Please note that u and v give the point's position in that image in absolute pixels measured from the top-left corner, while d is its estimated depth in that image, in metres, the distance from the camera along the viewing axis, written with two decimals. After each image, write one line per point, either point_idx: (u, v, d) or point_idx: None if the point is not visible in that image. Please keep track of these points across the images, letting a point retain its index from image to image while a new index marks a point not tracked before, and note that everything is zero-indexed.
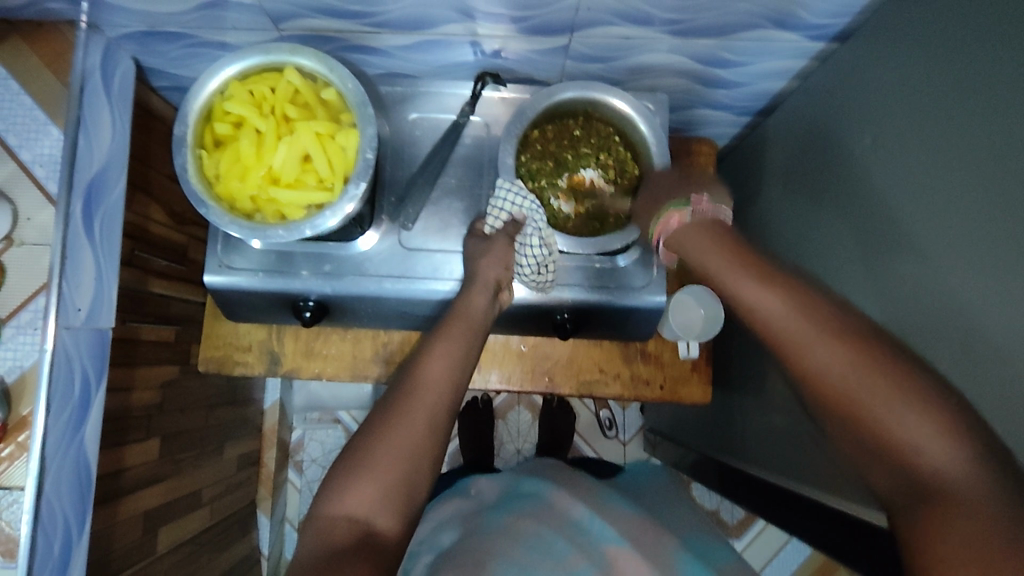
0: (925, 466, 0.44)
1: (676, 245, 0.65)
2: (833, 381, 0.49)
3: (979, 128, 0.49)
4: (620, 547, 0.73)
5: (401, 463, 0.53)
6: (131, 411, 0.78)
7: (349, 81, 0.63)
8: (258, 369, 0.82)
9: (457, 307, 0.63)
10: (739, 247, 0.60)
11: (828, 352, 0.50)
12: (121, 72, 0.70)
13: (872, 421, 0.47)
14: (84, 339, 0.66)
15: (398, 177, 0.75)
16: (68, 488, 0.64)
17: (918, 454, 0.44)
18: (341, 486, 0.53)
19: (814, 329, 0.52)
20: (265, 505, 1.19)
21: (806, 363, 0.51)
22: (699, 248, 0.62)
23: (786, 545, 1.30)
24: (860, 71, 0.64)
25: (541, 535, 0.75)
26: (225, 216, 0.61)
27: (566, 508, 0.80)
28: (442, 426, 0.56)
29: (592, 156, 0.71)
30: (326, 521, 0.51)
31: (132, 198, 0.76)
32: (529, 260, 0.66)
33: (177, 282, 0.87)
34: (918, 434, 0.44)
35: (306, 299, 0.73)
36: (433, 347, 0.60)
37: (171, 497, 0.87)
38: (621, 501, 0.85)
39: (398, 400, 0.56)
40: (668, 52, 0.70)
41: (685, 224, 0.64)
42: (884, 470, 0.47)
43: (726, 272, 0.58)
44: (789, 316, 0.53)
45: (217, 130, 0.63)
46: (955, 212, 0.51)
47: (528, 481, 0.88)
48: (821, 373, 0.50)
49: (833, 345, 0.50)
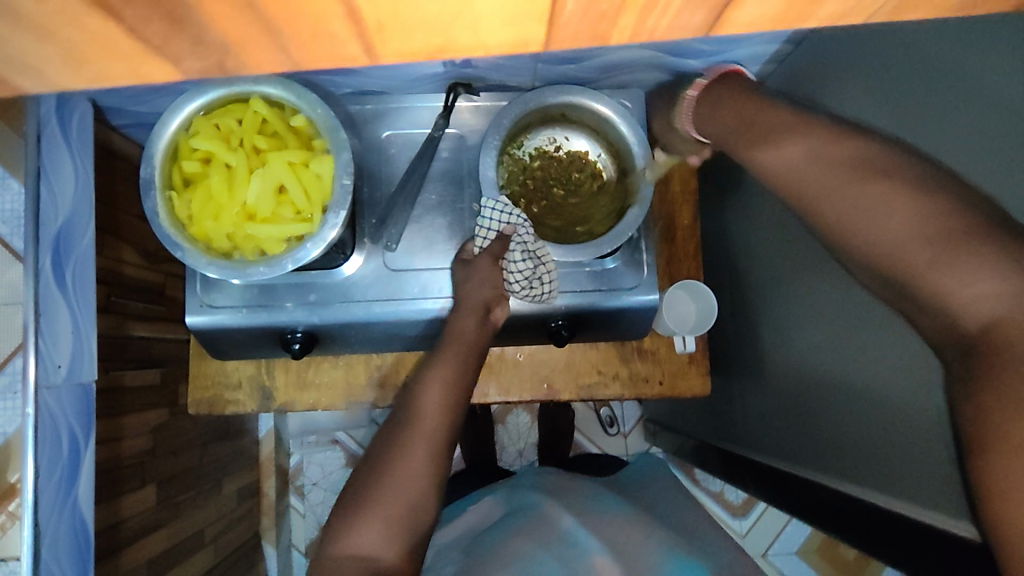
0: (969, 316, 0.40)
1: (705, 115, 0.65)
2: (854, 225, 0.47)
3: (962, 106, 0.48)
4: (603, 557, 0.72)
5: (400, 501, 0.55)
6: (123, 460, 0.76)
7: (319, 106, 0.61)
8: (251, 407, 0.80)
9: (447, 331, 0.65)
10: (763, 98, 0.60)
11: (854, 193, 0.46)
12: (79, 117, 0.66)
13: (895, 250, 0.44)
14: (68, 397, 0.63)
15: (377, 198, 0.73)
16: (67, 551, 0.63)
17: (956, 297, 0.41)
18: (345, 525, 0.54)
19: (846, 172, 0.47)
20: (269, 535, 1.17)
21: (834, 209, 0.48)
22: (719, 115, 0.63)
23: (786, 527, 1.31)
24: (835, 52, 0.63)
25: (534, 552, 0.73)
26: (203, 256, 0.59)
27: (554, 519, 0.79)
28: (442, 453, 0.58)
29: (571, 164, 0.72)
30: (336, 562, 0.53)
31: (103, 242, 0.73)
32: (518, 277, 0.65)
33: (158, 322, 0.85)
34: (960, 279, 0.40)
35: (294, 331, 0.72)
36: (427, 374, 0.62)
37: (173, 543, 0.85)
38: (613, 501, 0.83)
39: (400, 434, 0.58)
40: (640, 48, 0.68)
41: (703, 99, 0.66)
42: (926, 323, 0.44)
43: (759, 143, 0.55)
44: (820, 166, 0.49)
45: (186, 168, 0.60)
46: None
47: (517, 493, 0.87)
48: (837, 219, 0.48)
49: (845, 182, 0.47)
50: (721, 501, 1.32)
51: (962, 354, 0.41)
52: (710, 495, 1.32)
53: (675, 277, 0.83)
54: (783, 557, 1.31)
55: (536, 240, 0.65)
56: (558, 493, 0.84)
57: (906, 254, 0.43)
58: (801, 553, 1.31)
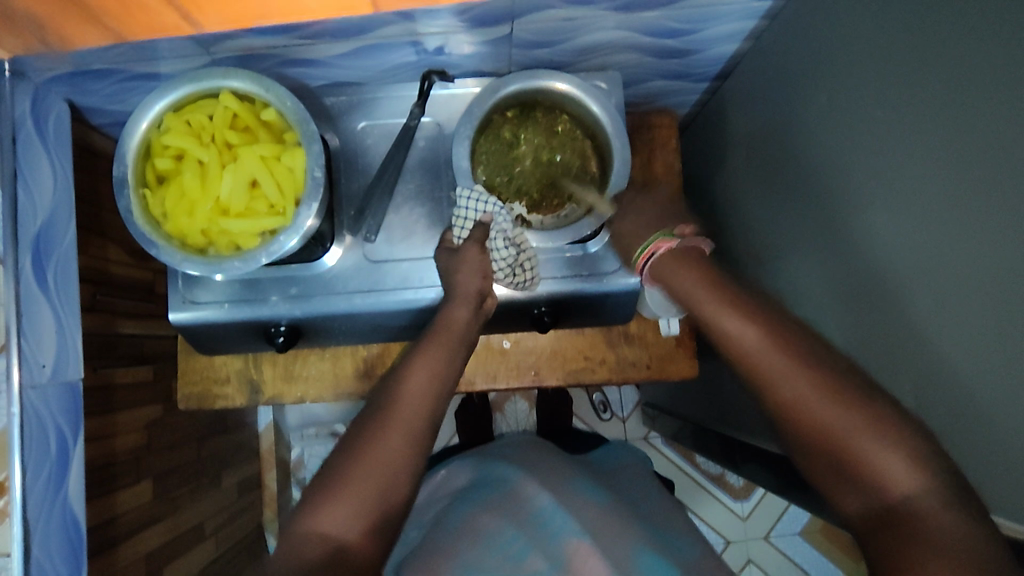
0: (898, 493, 0.47)
1: (664, 271, 0.62)
2: (802, 409, 0.51)
3: (935, 79, 0.47)
4: (579, 540, 0.71)
5: (373, 479, 0.54)
6: (117, 456, 0.76)
7: (288, 99, 0.60)
8: (240, 400, 0.81)
9: (438, 320, 0.64)
10: (709, 267, 0.60)
11: (791, 382, 0.51)
12: (55, 116, 0.68)
13: (809, 423, 0.50)
14: (53, 396, 0.65)
15: (354, 189, 0.73)
16: (57, 544, 0.64)
17: (891, 484, 0.47)
18: (316, 506, 0.54)
19: (778, 353, 0.53)
20: (272, 527, 1.19)
21: (773, 390, 0.52)
22: (685, 277, 0.60)
23: (787, 510, 1.31)
24: (811, 23, 0.62)
25: (501, 528, 0.75)
26: (177, 254, 0.59)
27: (529, 495, 0.78)
28: (420, 445, 0.57)
29: (563, 147, 0.70)
30: (299, 537, 0.53)
31: (88, 242, 0.74)
32: (501, 264, 0.66)
33: (147, 319, 0.86)
34: (897, 469, 0.47)
35: (277, 324, 0.72)
36: (413, 361, 0.61)
37: (172, 536, 0.86)
38: (589, 486, 0.82)
39: (379, 421, 0.57)
40: (616, 28, 0.67)
41: (673, 254, 0.62)
42: (852, 499, 0.49)
43: (696, 292, 0.59)
44: (750, 335, 0.54)
45: (158, 166, 0.60)
46: (931, 160, 0.48)
47: (490, 466, 0.85)
48: (793, 409, 0.51)
49: (798, 375, 0.51)
50: (721, 483, 1.32)
51: (889, 526, 0.46)
52: (710, 478, 1.32)
53: None
54: (785, 539, 1.30)
55: (515, 228, 0.65)
56: (541, 471, 0.82)
57: (832, 439, 0.49)
58: (802, 535, 1.31)
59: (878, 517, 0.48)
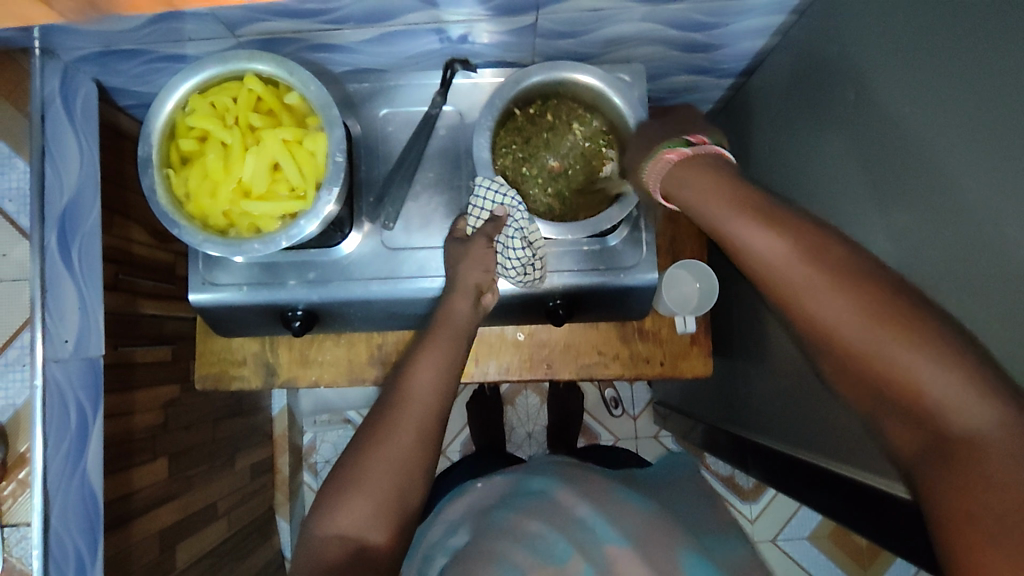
0: (954, 428, 0.38)
1: (671, 183, 0.54)
2: (832, 326, 0.43)
3: (964, 80, 0.46)
4: (621, 547, 0.66)
5: (390, 477, 0.55)
6: (134, 434, 0.78)
7: (311, 83, 0.61)
8: (256, 382, 0.82)
9: (438, 314, 0.65)
10: (743, 185, 0.49)
11: (823, 295, 0.43)
12: (83, 95, 0.69)
13: (843, 346, 0.42)
14: (75, 370, 0.66)
15: (374, 176, 0.74)
16: (75, 520, 0.65)
17: (946, 405, 0.38)
18: (332, 503, 0.54)
19: (815, 272, 0.44)
20: (283, 510, 1.21)
21: (807, 312, 0.44)
22: (697, 180, 0.52)
23: (797, 514, 1.30)
24: (839, 18, 0.61)
25: (544, 533, 0.69)
26: (198, 234, 0.60)
27: (571, 506, 0.73)
28: (429, 436, 0.57)
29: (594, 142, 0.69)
30: (320, 541, 0.53)
31: (112, 222, 0.75)
32: (513, 263, 0.65)
33: (167, 300, 0.87)
34: (951, 393, 0.38)
35: (294, 309, 0.73)
36: (418, 356, 0.62)
37: (184, 515, 0.87)
38: (636, 496, 0.77)
39: (387, 416, 0.57)
40: (641, 20, 0.67)
41: (682, 162, 0.54)
42: (906, 425, 0.41)
43: (720, 214, 0.49)
44: (792, 260, 0.45)
45: (182, 147, 0.61)
46: (959, 163, 0.47)
47: (533, 479, 0.81)
48: (821, 327, 0.43)
49: (829, 282, 0.43)
50: (731, 485, 1.31)
51: (941, 455, 0.38)
52: (721, 479, 1.31)
53: (677, 257, 0.82)
54: (794, 543, 1.30)
55: (530, 225, 0.64)
56: (578, 482, 0.79)
57: (866, 361, 0.41)
58: (811, 540, 1.30)
59: (933, 443, 0.39)
